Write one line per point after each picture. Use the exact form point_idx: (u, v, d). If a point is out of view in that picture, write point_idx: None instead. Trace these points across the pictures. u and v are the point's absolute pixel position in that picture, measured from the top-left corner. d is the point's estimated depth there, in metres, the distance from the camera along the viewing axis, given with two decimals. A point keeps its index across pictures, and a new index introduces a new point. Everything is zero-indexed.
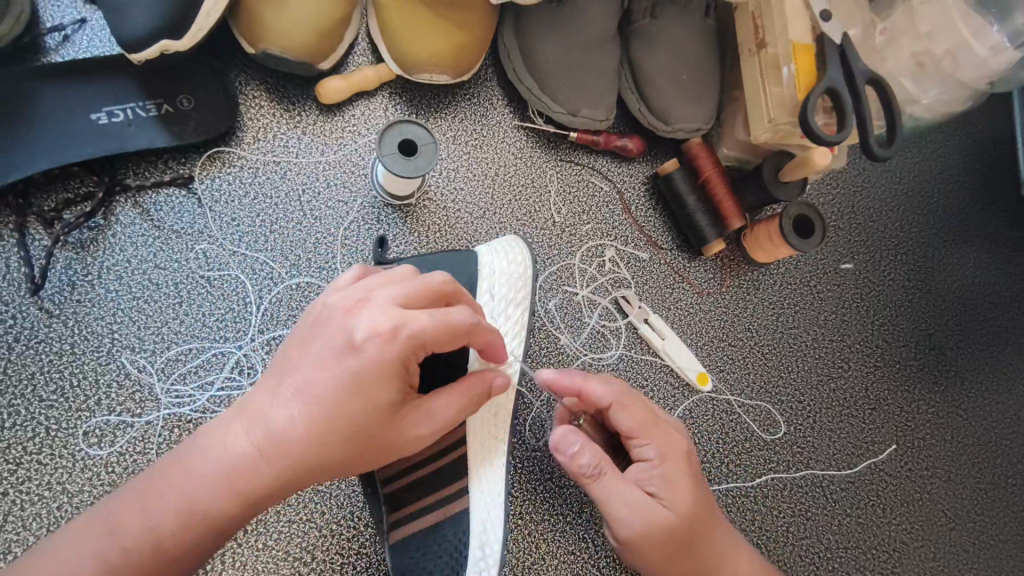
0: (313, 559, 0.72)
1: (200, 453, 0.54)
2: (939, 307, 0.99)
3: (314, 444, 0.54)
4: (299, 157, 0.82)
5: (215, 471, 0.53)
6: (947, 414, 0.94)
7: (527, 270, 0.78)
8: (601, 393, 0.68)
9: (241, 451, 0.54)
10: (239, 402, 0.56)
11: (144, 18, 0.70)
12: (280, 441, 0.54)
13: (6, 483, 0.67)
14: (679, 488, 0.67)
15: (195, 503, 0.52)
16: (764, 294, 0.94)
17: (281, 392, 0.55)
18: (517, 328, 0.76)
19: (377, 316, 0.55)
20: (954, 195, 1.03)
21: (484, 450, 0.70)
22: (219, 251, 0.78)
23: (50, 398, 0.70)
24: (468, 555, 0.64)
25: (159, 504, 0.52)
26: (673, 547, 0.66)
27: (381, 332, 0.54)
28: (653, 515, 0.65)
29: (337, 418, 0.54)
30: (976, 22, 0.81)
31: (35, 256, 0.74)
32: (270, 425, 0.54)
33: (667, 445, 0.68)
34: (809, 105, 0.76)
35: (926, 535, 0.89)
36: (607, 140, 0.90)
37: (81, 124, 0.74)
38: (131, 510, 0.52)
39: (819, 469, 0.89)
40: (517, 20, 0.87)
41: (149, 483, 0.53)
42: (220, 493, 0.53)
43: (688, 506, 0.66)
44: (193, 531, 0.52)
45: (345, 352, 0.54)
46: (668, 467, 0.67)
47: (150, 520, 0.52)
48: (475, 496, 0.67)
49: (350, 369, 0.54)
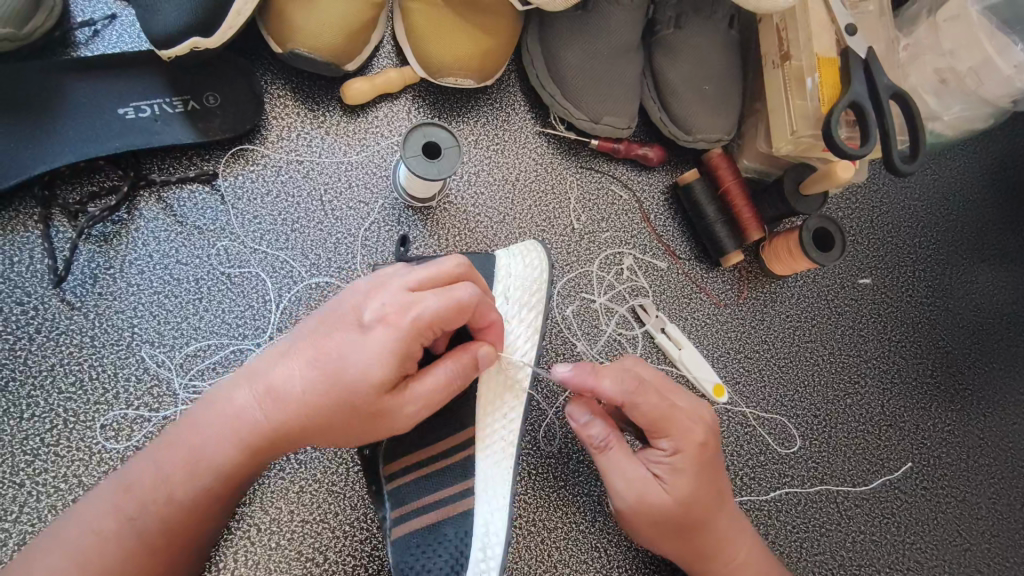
0: (325, 560, 0.71)
1: (209, 409, 0.57)
2: (956, 325, 0.98)
3: (311, 405, 0.55)
4: (321, 157, 0.83)
5: (221, 425, 0.56)
6: (963, 433, 0.94)
7: (542, 274, 0.77)
8: (611, 389, 0.66)
9: (247, 407, 0.56)
10: (251, 361, 0.59)
11: (174, 15, 0.70)
12: (281, 399, 0.55)
13: (22, 474, 0.67)
14: (684, 478, 0.66)
15: (203, 454, 0.55)
16: (782, 306, 0.94)
17: (288, 353, 0.57)
18: (529, 331, 0.75)
19: (388, 297, 0.56)
20: (972, 212, 1.03)
21: (496, 453, 0.69)
22: (239, 248, 0.78)
23: (69, 390, 0.70)
24: (470, 557, 0.64)
25: (170, 454, 0.56)
26: (668, 528, 0.68)
27: (389, 310, 0.56)
28: (649, 496, 0.67)
29: (330, 383, 0.54)
30: (1001, 40, 0.80)
31: (59, 248, 0.74)
32: (272, 380, 0.56)
33: (681, 437, 0.66)
34: (832, 118, 0.76)
35: (940, 555, 0.88)
36: (628, 148, 0.90)
37: (109, 119, 0.74)
38: (147, 460, 0.56)
39: (833, 485, 0.88)
40: (542, 27, 0.88)
41: (164, 438, 0.57)
42: (225, 448, 0.55)
43: (688, 495, 0.67)
44: (196, 479, 0.55)
45: (352, 328, 0.56)
46: (677, 457, 0.66)
47: (160, 468, 0.55)
48: (480, 498, 0.67)
49: (351, 342, 0.55)
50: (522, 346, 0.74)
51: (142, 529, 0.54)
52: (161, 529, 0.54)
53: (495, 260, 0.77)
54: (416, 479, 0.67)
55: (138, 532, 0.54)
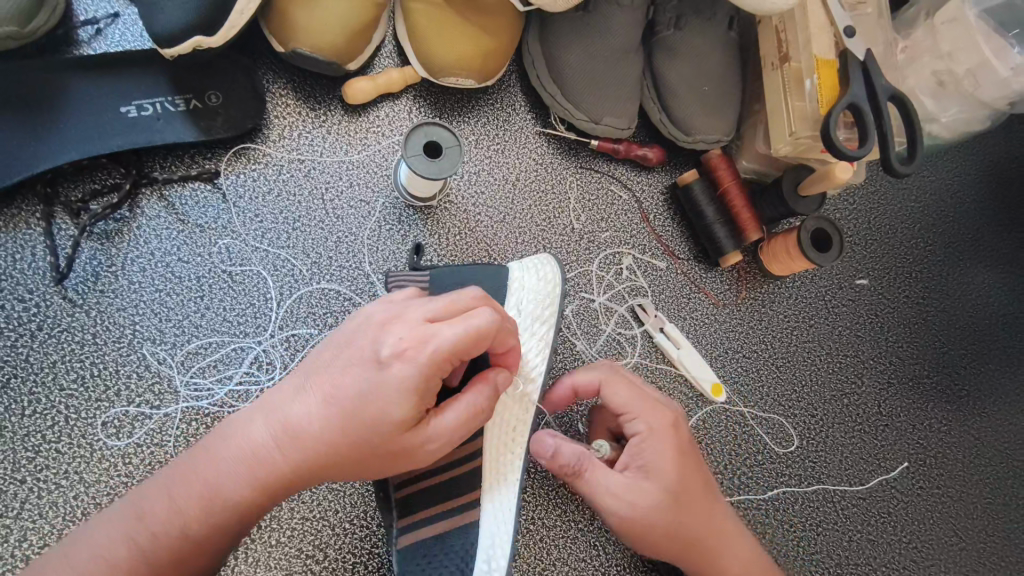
0: (325, 557, 0.72)
1: (225, 443, 0.56)
2: (953, 325, 0.99)
3: (331, 441, 0.55)
4: (323, 156, 0.83)
5: (240, 461, 0.55)
6: (959, 433, 0.94)
7: (556, 289, 0.77)
8: (585, 381, 0.73)
9: (264, 443, 0.56)
10: (267, 395, 0.58)
11: (177, 14, 0.70)
12: (301, 436, 0.55)
13: (23, 470, 0.68)
14: (663, 465, 0.67)
15: (219, 489, 0.55)
16: (779, 307, 0.94)
17: (307, 388, 0.57)
18: (541, 346, 0.75)
19: (405, 332, 0.56)
20: (969, 214, 1.03)
21: (498, 466, 0.69)
22: (241, 247, 0.78)
23: (71, 387, 0.71)
24: (475, 566, 0.64)
25: (185, 486, 0.55)
26: (662, 527, 0.66)
27: (406, 345, 0.55)
28: (634, 494, 0.66)
29: (351, 421, 0.55)
30: (997, 43, 0.81)
31: (61, 245, 0.74)
32: (291, 416, 0.56)
33: (649, 423, 0.69)
34: (831, 119, 0.76)
35: (936, 554, 0.89)
36: (627, 149, 0.91)
37: (110, 117, 0.74)
38: (161, 492, 0.55)
39: (831, 484, 0.89)
40: (543, 28, 0.88)
41: (178, 469, 0.56)
42: (242, 482, 0.55)
43: (670, 482, 0.67)
44: (212, 513, 0.54)
45: (367, 363, 0.56)
46: (651, 444, 0.68)
47: (175, 499, 0.54)
48: (486, 513, 0.67)
49: (370, 380, 0.55)
50: (534, 359, 0.75)
51: (154, 563, 0.52)
52: (172, 563, 0.53)
53: (508, 274, 0.77)
54: (420, 484, 0.68)
55: (150, 565, 0.52)
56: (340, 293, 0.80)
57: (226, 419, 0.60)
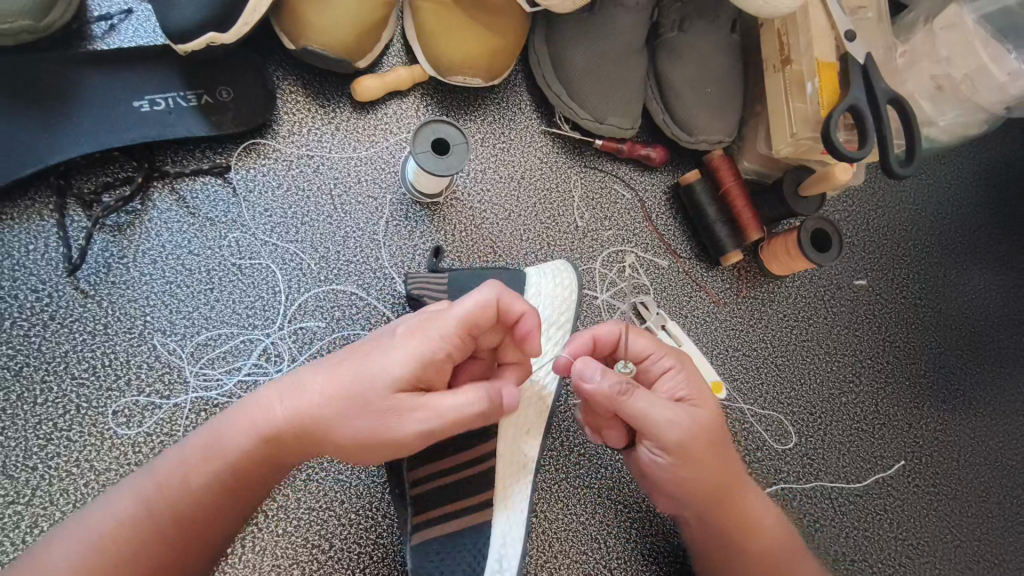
0: (331, 547, 0.73)
1: (238, 409, 0.60)
2: (948, 326, 1.00)
3: (336, 406, 0.57)
4: (332, 152, 0.84)
5: (248, 423, 0.58)
6: (955, 432, 0.96)
7: (573, 296, 0.78)
8: (610, 327, 0.71)
9: (274, 407, 0.58)
10: (284, 375, 0.62)
11: (191, 10, 0.71)
12: (309, 404, 0.58)
13: (35, 457, 0.69)
14: (702, 391, 0.70)
15: (226, 448, 0.57)
16: (779, 306, 0.96)
17: (320, 364, 0.61)
18: (557, 351, 0.77)
19: (415, 316, 0.62)
20: (965, 216, 1.05)
21: (511, 468, 0.70)
22: (251, 240, 0.80)
23: (82, 376, 0.72)
24: (487, 565, 0.65)
25: (195, 446, 0.57)
26: (716, 448, 0.67)
27: (415, 323, 0.60)
28: (690, 414, 0.66)
29: (355, 386, 0.57)
30: (994, 48, 0.82)
31: (73, 237, 0.75)
32: (301, 386, 0.59)
33: (679, 356, 0.72)
34: (831, 121, 0.78)
35: (932, 551, 0.90)
36: (631, 149, 0.92)
37: (124, 111, 0.75)
38: (174, 452, 0.57)
39: (828, 481, 0.90)
40: (549, 29, 0.90)
41: (193, 434, 0.59)
42: (249, 442, 0.57)
43: (713, 406, 0.69)
44: (217, 470, 0.56)
45: (380, 342, 0.60)
46: (688, 373, 0.71)
47: (185, 457, 0.57)
48: (499, 513, 0.68)
49: (376, 352, 0.59)
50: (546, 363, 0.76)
51: (156, 515, 0.54)
52: (172, 516, 0.54)
53: (527, 279, 0.79)
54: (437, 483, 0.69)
55: (152, 516, 0.54)
56: (347, 286, 0.81)
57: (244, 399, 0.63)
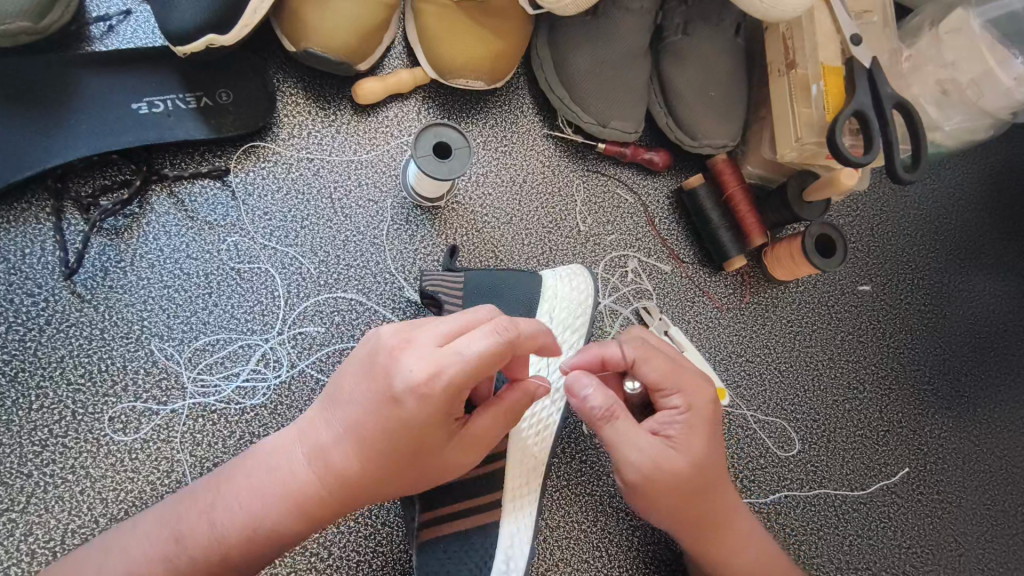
0: (329, 555, 0.72)
1: (260, 471, 0.57)
2: (953, 333, 1.00)
3: (367, 471, 0.56)
4: (332, 155, 0.83)
5: (277, 492, 0.56)
6: (959, 439, 0.95)
7: (589, 299, 0.78)
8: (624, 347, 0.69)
9: (301, 472, 0.56)
10: (300, 424, 0.59)
11: (190, 12, 0.70)
12: (337, 469, 0.56)
13: (30, 464, 0.68)
14: (695, 437, 0.67)
15: (258, 519, 0.55)
16: (783, 312, 0.95)
17: (338, 420, 0.57)
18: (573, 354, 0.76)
19: (418, 361, 0.54)
20: (970, 222, 1.04)
21: (523, 472, 0.70)
22: (250, 244, 0.79)
23: (78, 382, 0.71)
24: (494, 566, 0.65)
25: (221, 517, 0.55)
26: (684, 494, 0.66)
27: (422, 378, 0.53)
28: (664, 458, 0.65)
29: (384, 452, 0.55)
30: (1000, 53, 0.82)
31: (70, 240, 0.74)
32: (325, 449, 0.56)
33: (690, 393, 0.68)
34: (837, 126, 0.77)
35: (935, 560, 0.89)
36: (633, 153, 0.91)
37: (122, 113, 0.74)
38: (198, 520, 0.56)
39: (831, 489, 0.89)
40: (552, 31, 0.89)
41: (213, 497, 0.57)
42: (283, 513, 0.55)
43: (702, 455, 0.66)
44: (253, 540, 0.55)
45: (386, 393, 0.54)
46: (688, 414, 0.67)
47: (213, 530, 0.55)
48: (507, 515, 0.68)
49: (392, 412, 0.54)
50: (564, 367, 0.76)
51: None
52: None
53: (542, 281, 0.77)
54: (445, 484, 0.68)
55: None
56: (346, 291, 0.80)
57: (259, 444, 0.60)
